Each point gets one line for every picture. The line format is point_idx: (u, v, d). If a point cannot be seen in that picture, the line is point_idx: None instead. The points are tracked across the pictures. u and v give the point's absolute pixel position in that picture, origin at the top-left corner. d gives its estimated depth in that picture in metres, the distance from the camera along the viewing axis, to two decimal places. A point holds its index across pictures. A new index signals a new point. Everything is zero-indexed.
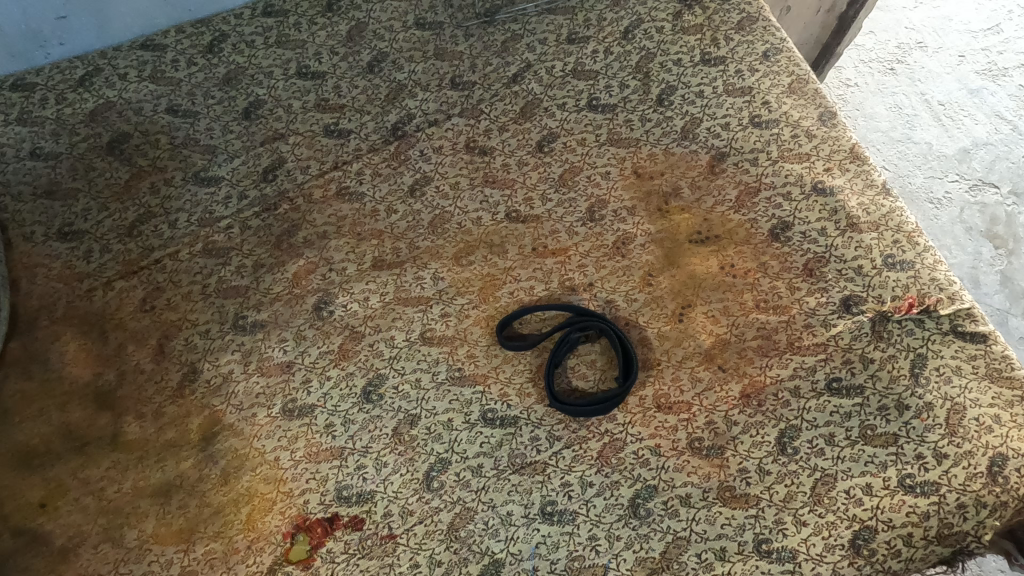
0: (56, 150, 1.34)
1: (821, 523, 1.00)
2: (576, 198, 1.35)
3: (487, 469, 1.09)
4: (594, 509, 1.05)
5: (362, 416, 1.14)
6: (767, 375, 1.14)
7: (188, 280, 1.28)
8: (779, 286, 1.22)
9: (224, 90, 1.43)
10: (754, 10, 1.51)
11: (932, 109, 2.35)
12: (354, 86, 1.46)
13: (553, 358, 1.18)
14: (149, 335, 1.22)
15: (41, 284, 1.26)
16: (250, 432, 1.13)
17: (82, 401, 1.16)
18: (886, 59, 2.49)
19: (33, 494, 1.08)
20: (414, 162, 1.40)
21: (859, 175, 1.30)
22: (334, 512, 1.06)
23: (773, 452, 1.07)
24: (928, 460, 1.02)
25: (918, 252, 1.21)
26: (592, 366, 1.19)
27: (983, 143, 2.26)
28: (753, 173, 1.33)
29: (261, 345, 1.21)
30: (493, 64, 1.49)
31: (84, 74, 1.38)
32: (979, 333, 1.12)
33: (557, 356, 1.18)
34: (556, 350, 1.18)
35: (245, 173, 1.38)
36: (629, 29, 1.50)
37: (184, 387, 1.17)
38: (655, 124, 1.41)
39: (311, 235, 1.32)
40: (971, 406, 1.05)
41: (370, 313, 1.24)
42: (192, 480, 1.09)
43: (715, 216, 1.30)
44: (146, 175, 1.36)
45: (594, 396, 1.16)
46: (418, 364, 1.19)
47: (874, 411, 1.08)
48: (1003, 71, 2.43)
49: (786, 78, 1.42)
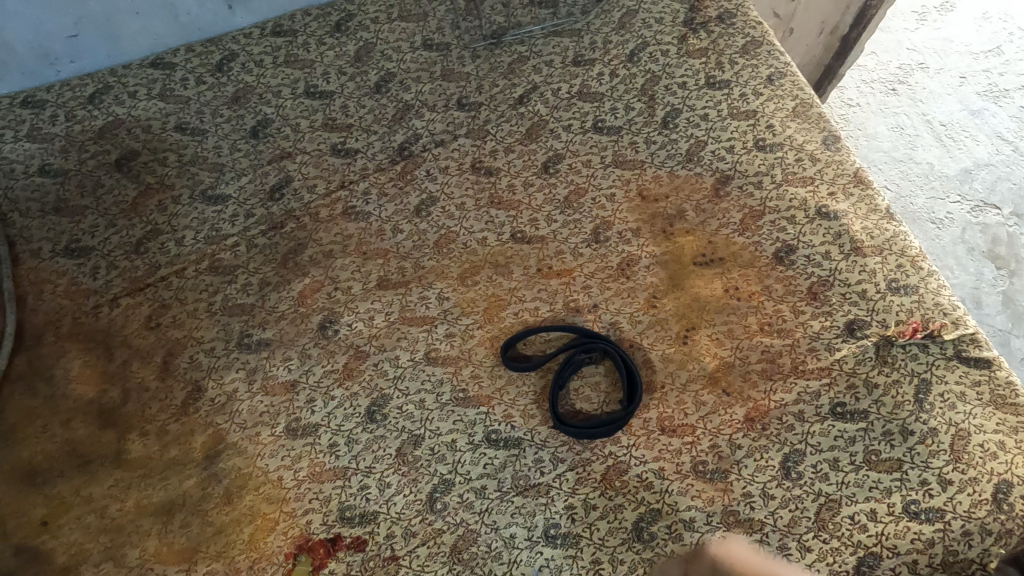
0: (64, 167, 1.35)
1: (825, 549, 1.00)
2: (581, 220, 1.35)
3: (491, 491, 1.09)
4: (597, 532, 1.05)
5: (365, 435, 1.14)
6: (771, 400, 1.14)
7: (194, 297, 1.28)
8: (783, 310, 1.22)
9: (232, 108, 1.45)
10: (759, 34, 1.53)
11: (934, 129, 2.47)
12: (361, 106, 1.47)
13: (557, 379, 1.18)
14: (154, 353, 1.22)
15: (48, 300, 1.26)
16: (253, 451, 1.13)
17: (87, 418, 1.16)
18: (887, 80, 2.62)
19: (35, 512, 1.08)
20: (420, 182, 1.41)
21: (862, 200, 1.31)
22: (336, 532, 1.06)
23: (776, 477, 1.07)
24: (933, 486, 1.02)
25: (922, 276, 1.21)
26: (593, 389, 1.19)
27: (984, 163, 2.36)
28: (758, 197, 1.34)
29: (266, 364, 1.21)
30: (500, 86, 1.50)
31: (95, 92, 1.39)
32: (983, 358, 1.12)
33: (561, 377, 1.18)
34: (559, 372, 1.18)
35: (252, 191, 1.39)
36: (635, 52, 1.52)
37: (188, 405, 1.17)
38: (660, 147, 1.42)
39: (317, 254, 1.33)
40: (976, 432, 1.05)
41: (375, 332, 1.24)
42: (195, 498, 1.09)
43: (719, 239, 1.31)
44: (154, 192, 1.37)
45: (597, 418, 1.16)
46: (423, 384, 1.19)
47: (879, 436, 1.08)
48: (1003, 93, 2.54)
49: (790, 102, 1.43)
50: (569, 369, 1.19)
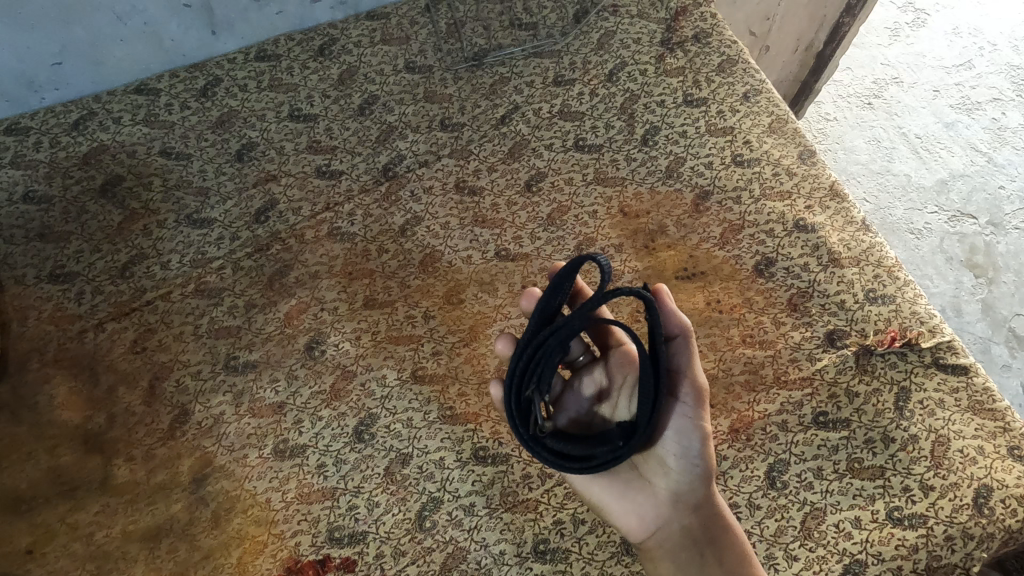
0: (49, 193, 1.38)
1: (811, 557, 1.01)
2: (564, 236, 1.37)
3: (479, 508, 1.09)
4: (586, 547, 1.05)
5: (354, 455, 1.14)
6: (754, 411, 1.15)
7: (180, 320, 1.28)
8: (764, 321, 1.24)
9: (217, 132, 1.48)
10: (734, 54, 1.57)
11: (910, 142, 2.58)
12: (345, 128, 1.50)
13: (540, 316, 0.93)
14: (140, 377, 1.22)
15: (32, 327, 1.26)
16: (240, 473, 1.13)
17: (72, 444, 1.15)
18: (863, 94, 2.73)
19: (20, 541, 1.07)
20: (404, 203, 1.42)
21: (839, 212, 1.34)
22: (326, 554, 1.06)
23: (762, 487, 1.08)
24: (915, 493, 1.04)
25: (898, 286, 1.25)
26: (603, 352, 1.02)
27: (960, 174, 2.48)
28: (737, 211, 1.36)
29: (253, 386, 1.21)
30: (482, 106, 1.52)
31: (78, 119, 1.46)
32: (961, 365, 1.15)
33: (540, 336, 0.89)
34: (549, 299, 0.93)
35: (237, 214, 1.39)
36: (613, 72, 1.55)
37: (175, 429, 1.17)
38: (641, 163, 1.44)
39: (303, 275, 1.33)
40: (955, 438, 1.08)
41: (361, 352, 1.24)
42: (182, 523, 1.08)
43: (701, 253, 1.33)
44: (139, 217, 1.38)
45: (567, 437, 0.94)
46: (410, 403, 1.19)
47: (861, 444, 1.10)
48: (976, 105, 2.63)
49: (766, 118, 1.47)
50: (560, 336, 0.87)
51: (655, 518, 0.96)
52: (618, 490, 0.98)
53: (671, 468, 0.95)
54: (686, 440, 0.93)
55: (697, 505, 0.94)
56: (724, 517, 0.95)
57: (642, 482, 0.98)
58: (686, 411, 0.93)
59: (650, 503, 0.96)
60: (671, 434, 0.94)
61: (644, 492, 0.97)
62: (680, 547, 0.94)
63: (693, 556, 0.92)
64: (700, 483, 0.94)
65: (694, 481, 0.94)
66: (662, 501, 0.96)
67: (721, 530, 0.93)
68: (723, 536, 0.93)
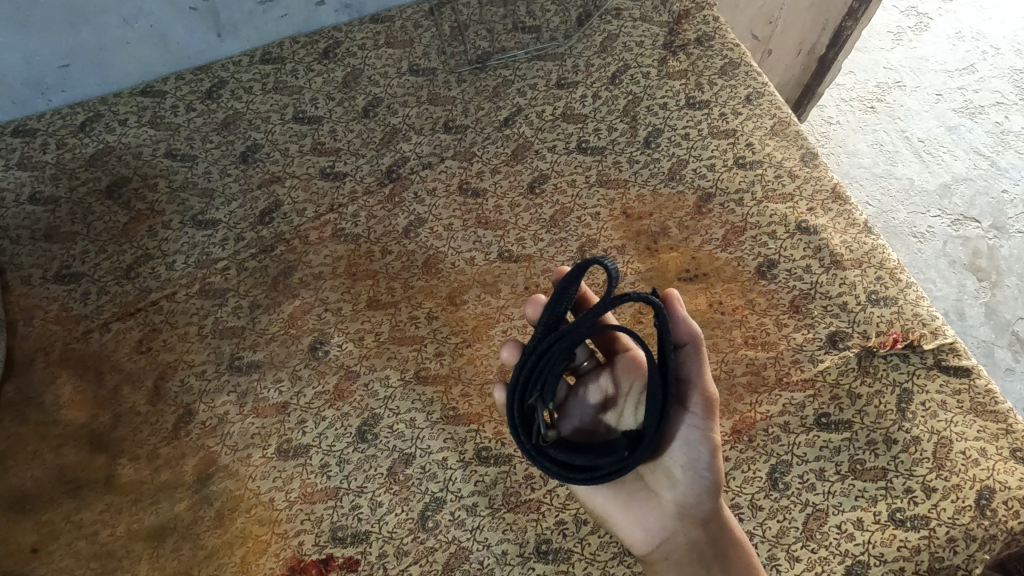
0: (55, 194, 1.39)
1: (813, 558, 1.02)
2: (567, 238, 1.37)
3: (482, 508, 1.09)
4: (588, 547, 1.05)
5: (357, 455, 1.15)
6: (757, 412, 1.15)
7: (185, 320, 1.28)
8: (766, 323, 1.24)
9: (222, 134, 1.49)
10: (737, 56, 1.57)
11: (913, 146, 2.58)
12: (349, 130, 1.51)
13: (546, 323, 0.91)
14: (144, 376, 1.23)
15: (38, 326, 1.27)
16: (244, 473, 1.13)
17: (77, 443, 1.16)
18: (866, 98, 2.73)
19: (25, 539, 1.08)
20: (408, 205, 1.42)
21: (841, 214, 1.35)
22: (329, 553, 1.06)
23: (764, 488, 1.08)
24: (917, 494, 1.04)
25: (901, 288, 1.25)
26: (609, 359, 1.01)
27: (963, 178, 2.48)
28: (739, 213, 1.37)
29: (257, 386, 1.22)
30: (485, 109, 1.53)
31: (85, 121, 1.47)
32: (963, 367, 1.16)
33: (543, 345, 0.88)
34: (554, 307, 0.90)
35: (242, 215, 1.40)
36: (616, 75, 1.56)
37: (179, 428, 1.18)
38: (643, 166, 1.44)
39: (307, 275, 1.34)
40: (957, 440, 1.08)
41: (365, 352, 1.25)
42: (187, 522, 1.09)
43: (703, 254, 1.33)
44: (144, 217, 1.39)
45: (569, 446, 0.94)
46: (413, 404, 1.20)
47: (863, 445, 1.10)
48: (979, 109, 2.64)
49: (768, 120, 1.48)
50: (564, 344, 0.87)
51: (660, 530, 0.97)
52: (624, 501, 0.98)
53: (678, 480, 0.95)
54: (695, 451, 0.93)
55: (705, 519, 0.95)
56: (731, 530, 0.95)
57: (648, 492, 0.98)
58: (696, 422, 0.93)
59: (655, 514, 0.97)
60: (680, 445, 0.94)
61: (649, 503, 0.98)
62: (686, 559, 0.94)
63: (699, 568, 0.93)
64: (707, 496, 0.95)
65: (702, 494, 0.94)
66: (668, 513, 0.97)
67: (728, 544, 0.94)
68: (729, 549, 0.94)
